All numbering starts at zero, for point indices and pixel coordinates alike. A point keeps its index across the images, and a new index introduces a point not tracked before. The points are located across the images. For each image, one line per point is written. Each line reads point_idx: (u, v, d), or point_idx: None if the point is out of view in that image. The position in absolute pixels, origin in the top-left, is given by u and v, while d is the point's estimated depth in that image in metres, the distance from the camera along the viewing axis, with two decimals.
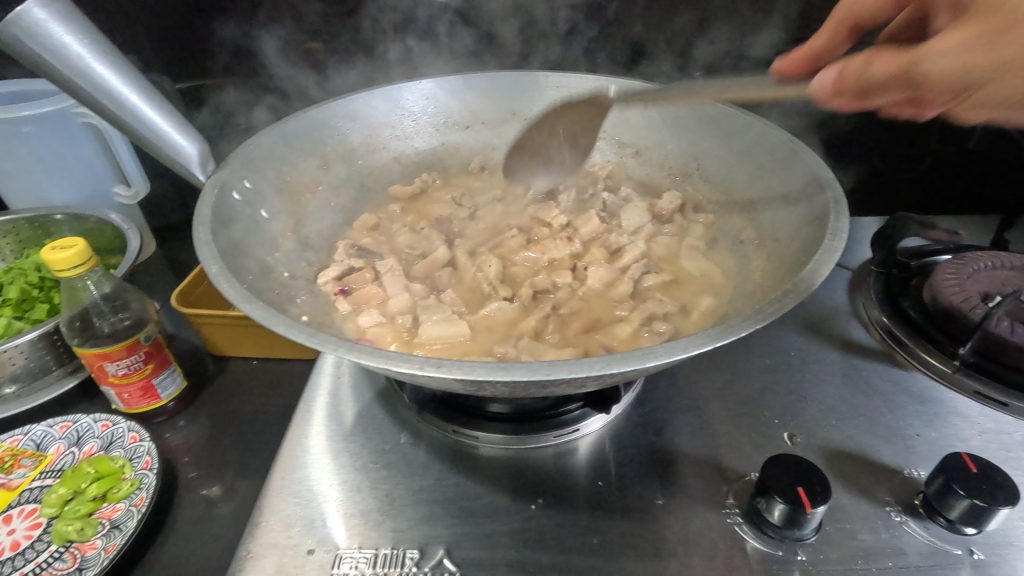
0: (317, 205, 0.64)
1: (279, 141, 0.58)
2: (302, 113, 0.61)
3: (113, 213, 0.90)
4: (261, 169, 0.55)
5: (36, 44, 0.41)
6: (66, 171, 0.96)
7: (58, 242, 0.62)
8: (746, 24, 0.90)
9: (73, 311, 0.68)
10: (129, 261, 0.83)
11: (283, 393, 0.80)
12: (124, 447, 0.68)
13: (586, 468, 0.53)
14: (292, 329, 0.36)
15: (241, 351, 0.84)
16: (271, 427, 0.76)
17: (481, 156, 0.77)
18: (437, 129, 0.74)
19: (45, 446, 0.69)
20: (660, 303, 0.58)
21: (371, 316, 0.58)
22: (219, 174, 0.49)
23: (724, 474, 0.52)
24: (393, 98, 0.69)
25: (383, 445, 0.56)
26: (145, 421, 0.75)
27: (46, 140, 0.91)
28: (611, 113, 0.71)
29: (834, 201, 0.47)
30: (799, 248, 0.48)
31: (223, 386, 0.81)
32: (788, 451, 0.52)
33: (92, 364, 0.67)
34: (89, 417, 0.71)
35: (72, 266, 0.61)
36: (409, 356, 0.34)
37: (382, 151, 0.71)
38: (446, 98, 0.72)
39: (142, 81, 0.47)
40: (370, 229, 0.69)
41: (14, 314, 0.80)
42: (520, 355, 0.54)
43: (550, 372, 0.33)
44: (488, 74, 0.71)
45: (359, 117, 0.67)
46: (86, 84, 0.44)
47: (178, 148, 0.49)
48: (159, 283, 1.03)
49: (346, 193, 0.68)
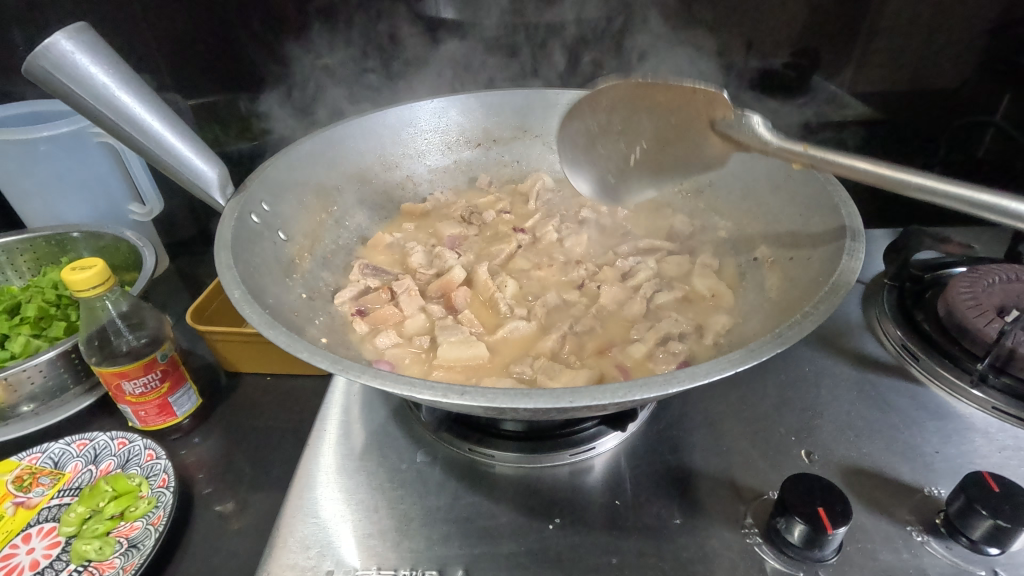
0: (332, 225, 0.64)
1: (297, 163, 0.59)
2: (320, 133, 0.62)
3: (129, 231, 0.91)
4: (278, 191, 0.56)
5: (63, 74, 0.42)
6: (82, 189, 0.97)
7: (76, 262, 0.63)
8: (754, 37, 0.91)
9: (92, 330, 0.69)
10: (145, 278, 0.84)
11: (296, 409, 0.81)
12: (140, 465, 0.68)
13: (601, 486, 0.53)
14: (313, 355, 0.37)
15: (255, 367, 0.85)
16: (285, 442, 0.77)
17: (492, 173, 0.78)
18: (450, 147, 0.74)
19: (63, 463, 0.70)
20: (677, 322, 0.58)
21: (388, 336, 0.58)
22: (239, 197, 0.50)
23: (739, 493, 0.51)
24: (407, 117, 0.70)
25: (397, 464, 0.56)
26: (160, 438, 0.76)
27: (64, 158, 0.93)
28: None
29: (850, 225, 0.47)
30: (814, 267, 0.48)
31: (237, 402, 0.82)
32: (807, 470, 0.52)
33: (109, 383, 0.68)
34: (106, 434, 0.72)
35: (91, 287, 0.62)
36: (432, 383, 0.35)
37: (395, 170, 0.72)
38: (458, 117, 0.73)
39: (164, 107, 0.48)
40: (385, 247, 0.69)
41: (32, 332, 0.81)
42: (534, 375, 0.54)
43: (573, 399, 0.33)
44: (500, 92, 0.72)
45: (372, 136, 0.68)
46: (107, 111, 0.45)
47: (198, 172, 0.49)
48: (173, 299, 1.04)
49: (361, 212, 0.69)
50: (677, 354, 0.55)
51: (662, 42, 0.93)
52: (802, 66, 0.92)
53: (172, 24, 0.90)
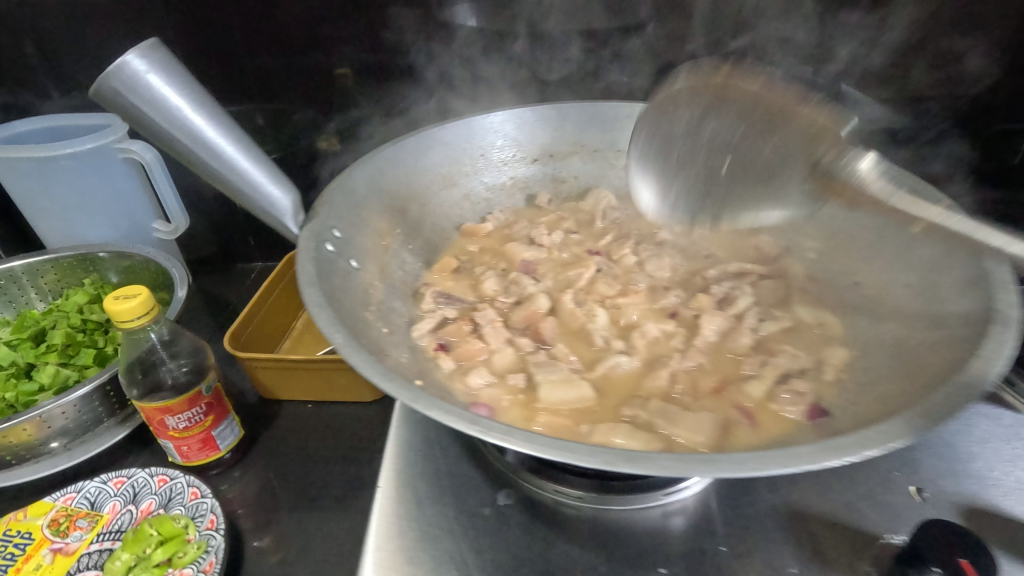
0: (396, 248, 0.61)
1: (358, 183, 0.56)
2: (390, 147, 0.61)
3: (156, 250, 0.86)
4: (347, 217, 0.52)
5: (136, 95, 0.39)
6: (105, 207, 0.93)
7: (119, 291, 0.59)
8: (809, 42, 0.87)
9: (133, 360, 0.64)
10: (178, 300, 0.79)
11: (341, 438, 0.77)
12: (184, 504, 0.64)
13: (702, 535, 0.49)
14: (467, 419, 0.37)
15: (295, 394, 0.81)
16: (332, 475, 0.73)
17: (550, 189, 0.74)
18: (508, 163, 0.71)
19: (100, 504, 0.66)
20: (795, 357, 0.55)
21: (480, 375, 0.54)
22: (313, 224, 0.47)
23: (844, 541, 0.48)
24: (466, 132, 0.66)
25: (477, 508, 0.52)
26: (201, 473, 0.71)
27: (87, 176, 0.89)
28: None
29: (1003, 311, 0.42)
30: (956, 331, 0.45)
31: (279, 432, 0.78)
32: (922, 512, 0.49)
33: (152, 419, 0.63)
34: (145, 471, 0.67)
35: (134, 317, 0.58)
36: (596, 449, 0.36)
37: (453, 188, 0.69)
38: (528, 130, 0.70)
39: (238, 129, 0.44)
40: (451, 271, 0.66)
41: (60, 361, 0.77)
42: (649, 419, 0.51)
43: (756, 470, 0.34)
44: (561, 104, 0.69)
45: (431, 153, 0.65)
46: (180, 136, 0.41)
47: (271, 200, 0.46)
48: (199, 320, 0.99)
49: (423, 233, 0.66)
50: (809, 396, 0.51)
51: None
52: None
53: (193, 36, 0.86)
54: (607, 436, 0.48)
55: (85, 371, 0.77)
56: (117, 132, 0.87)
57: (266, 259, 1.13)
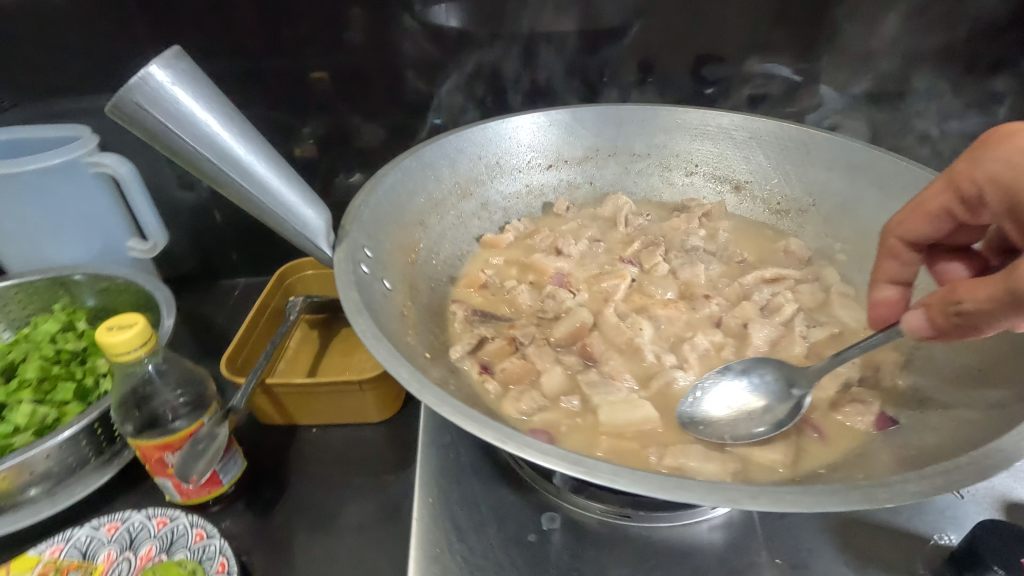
0: (422, 266, 0.59)
1: (384, 197, 0.55)
2: (458, 132, 0.64)
3: (136, 273, 0.81)
4: (375, 232, 0.52)
5: (160, 110, 0.39)
6: (73, 229, 0.84)
7: (115, 321, 0.54)
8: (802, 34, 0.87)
9: (126, 392, 0.58)
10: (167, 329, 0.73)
11: (353, 461, 0.74)
12: (188, 547, 0.59)
13: (767, 549, 0.48)
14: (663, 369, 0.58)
15: (311, 417, 0.76)
16: (346, 501, 0.69)
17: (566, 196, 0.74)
18: (526, 173, 0.71)
19: (93, 553, 0.60)
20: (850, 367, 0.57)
21: (532, 399, 0.54)
22: (347, 244, 0.48)
23: (908, 541, 0.48)
24: (498, 137, 0.67)
25: (728, 503, 0.34)
26: (203, 510, 0.67)
27: (55, 194, 0.81)
28: (747, 155, 0.72)
29: None
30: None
31: (287, 458, 0.73)
32: (965, 507, 0.49)
33: (148, 457, 0.58)
34: (142, 513, 0.62)
35: (131, 349, 0.53)
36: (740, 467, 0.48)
37: (472, 200, 0.67)
38: (651, 131, 0.72)
39: (254, 138, 0.45)
40: (479, 286, 0.65)
41: (35, 399, 0.70)
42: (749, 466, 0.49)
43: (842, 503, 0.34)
44: (612, 109, 0.69)
45: (461, 156, 0.65)
46: (207, 157, 0.42)
47: (306, 220, 0.48)
48: (182, 345, 0.94)
49: (443, 247, 0.64)
50: (871, 406, 0.53)
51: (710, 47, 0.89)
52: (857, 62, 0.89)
53: (217, 30, 0.83)
54: (679, 459, 0.49)
55: (65, 406, 0.70)
56: (88, 145, 0.80)
57: (251, 272, 1.08)
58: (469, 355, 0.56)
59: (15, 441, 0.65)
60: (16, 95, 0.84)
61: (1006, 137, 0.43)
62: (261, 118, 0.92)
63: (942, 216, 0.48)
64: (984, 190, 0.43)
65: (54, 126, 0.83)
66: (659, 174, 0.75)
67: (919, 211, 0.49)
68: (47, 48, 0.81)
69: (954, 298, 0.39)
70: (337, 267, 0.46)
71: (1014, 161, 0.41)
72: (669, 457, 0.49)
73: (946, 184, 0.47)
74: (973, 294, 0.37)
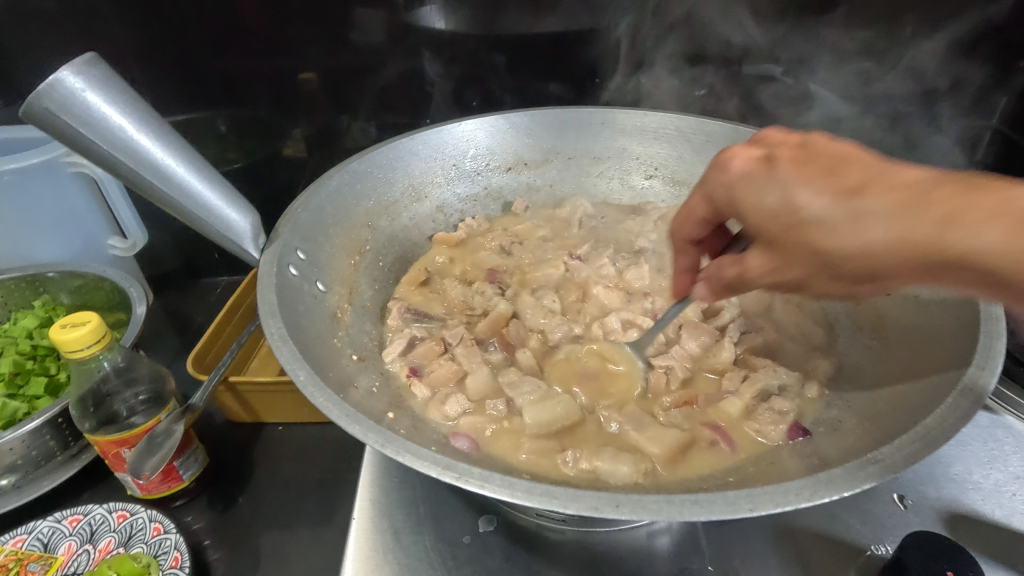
0: (367, 266, 0.63)
1: (324, 201, 0.58)
2: (413, 134, 0.67)
3: (112, 270, 0.83)
4: (312, 237, 0.55)
5: (73, 116, 0.40)
6: (53, 227, 0.86)
7: (69, 319, 0.55)
8: (781, 35, 0.86)
9: (84, 390, 0.60)
10: (135, 327, 0.74)
11: (314, 460, 0.74)
12: (145, 542, 0.61)
13: (705, 557, 0.48)
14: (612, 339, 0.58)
15: (275, 415, 0.77)
16: (305, 500, 0.70)
17: (525, 198, 0.77)
18: (477, 175, 0.74)
19: (54, 545, 0.62)
20: (776, 374, 0.57)
21: (458, 403, 0.55)
22: (276, 249, 0.51)
23: (844, 549, 0.48)
24: (444, 140, 0.70)
25: (590, 511, 0.32)
26: (165, 506, 0.68)
27: (35, 194, 0.83)
28: (694, 158, 0.73)
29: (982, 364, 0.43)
30: (925, 398, 0.45)
31: (251, 456, 0.74)
32: (907, 522, 0.49)
33: (106, 452, 0.60)
34: (103, 507, 0.64)
35: (84, 346, 0.54)
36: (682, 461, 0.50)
37: (423, 201, 0.70)
38: (595, 133, 0.74)
39: (180, 144, 0.47)
40: (420, 285, 0.68)
41: (8, 392, 0.72)
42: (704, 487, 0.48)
43: (753, 508, 0.32)
44: (556, 111, 0.72)
45: (407, 158, 0.67)
46: (125, 162, 0.43)
47: (233, 223, 0.50)
48: (160, 342, 0.95)
49: (393, 248, 0.67)
50: (785, 416, 0.53)
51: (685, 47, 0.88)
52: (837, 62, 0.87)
53: (193, 30, 0.84)
54: (592, 463, 0.49)
55: (36, 401, 0.72)
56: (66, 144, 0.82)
57: (232, 270, 1.09)
58: (401, 357, 0.58)
59: None
60: (12, 95, 0.85)
61: (725, 164, 0.46)
62: (250, 118, 0.93)
63: (700, 222, 0.50)
64: (726, 211, 0.47)
65: (34, 127, 0.85)
66: (611, 176, 0.77)
67: (685, 218, 0.51)
68: (44, 49, 0.83)
69: (719, 275, 0.48)
70: (261, 270, 0.48)
71: (740, 186, 0.44)
72: (585, 461, 0.49)
73: (702, 195, 0.49)
74: (727, 274, 0.47)
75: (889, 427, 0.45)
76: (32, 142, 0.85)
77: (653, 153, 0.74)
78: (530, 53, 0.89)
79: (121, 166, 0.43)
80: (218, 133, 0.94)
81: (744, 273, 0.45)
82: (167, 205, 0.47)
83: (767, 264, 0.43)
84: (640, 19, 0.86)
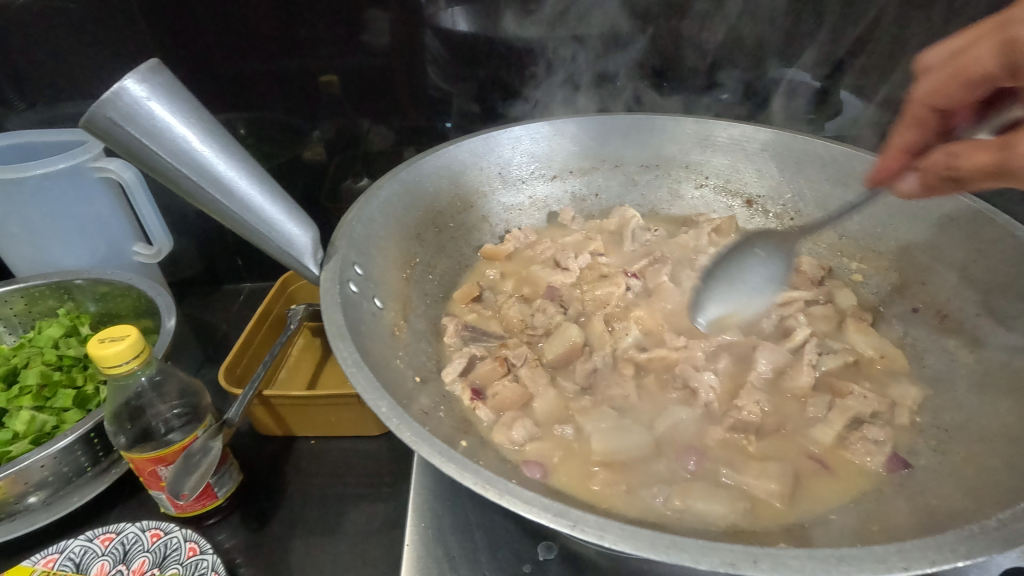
0: (419, 279, 0.61)
1: (376, 212, 0.56)
2: (459, 142, 0.66)
3: (138, 277, 0.80)
4: (367, 251, 0.54)
5: (135, 126, 0.39)
6: (78, 233, 0.84)
7: (107, 333, 0.53)
8: (819, 36, 0.83)
9: (119, 404, 0.58)
10: (166, 339, 0.72)
11: (351, 476, 0.72)
12: (180, 563, 0.58)
13: None
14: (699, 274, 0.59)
15: (312, 430, 0.76)
16: (341, 517, 0.68)
17: (571, 208, 0.76)
18: (522, 185, 0.72)
19: (87, 565, 0.59)
20: (867, 401, 0.56)
21: (523, 428, 0.53)
22: (334, 265, 0.49)
23: None
24: (492, 148, 0.68)
25: (728, 567, 0.32)
26: (197, 524, 0.66)
27: (61, 199, 0.81)
28: (746, 167, 0.72)
29: None
30: None
31: (284, 472, 0.72)
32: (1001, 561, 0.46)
33: (142, 470, 0.58)
34: (136, 526, 0.61)
35: (123, 361, 0.52)
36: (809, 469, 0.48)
37: (470, 211, 0.69)
38: (643, 141, 0.73)
39: (239, 154, 0.45)
40: (473, 301, 0.66)
41: (35, 404, 0.70)
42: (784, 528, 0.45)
43: (907, 565, 0.32)
44: (604, 119, 0.70)
45: (453, 166, 0.66)
46: (185, 175, 0.42)
47: (293, 238, 0.48)
48: (185, 351, 0.93)
49: (441, 261, 0.66)
50: (884, 446, 0.53)
51: (720, 49, 0.85)
52: (874, 64, 0.85)
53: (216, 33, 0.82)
54: (686, 501, 0.48)
55: (64, 413, 0.70)
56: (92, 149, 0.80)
57: (255, 277, 1.07)
58: (460, 379, 0.57)
59: (12, 448, 0.65)
60: (31, 96, 0.83)
61: None
62: (270, 121, 0.91)
63: (978, 81, 0.46)
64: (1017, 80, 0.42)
65: (58, 131, 0.83)
66: (659, 184, 0.75)
67: (956, 73, 0.46)
68: (62, 49, 0.80)
69: (950, 162, 0.46)
70: (322, 288, 0.47)
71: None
72: (677, 498, 0.48)
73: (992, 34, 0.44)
74: (966, 163, 0.45)
75: (1002, 479, 0.43)
76: (57, 147, 0.83)
77: (705, 163, 0.73)
78: (559, 54, 0.86)
79: (182, 179, 0.42)
80: (240, 136, 0.91)
81: (965, 167, 0.45)
82: (226, 219, 0.45)
83: (991, 173, 0.43)
84: (673, 22, 0.83)
